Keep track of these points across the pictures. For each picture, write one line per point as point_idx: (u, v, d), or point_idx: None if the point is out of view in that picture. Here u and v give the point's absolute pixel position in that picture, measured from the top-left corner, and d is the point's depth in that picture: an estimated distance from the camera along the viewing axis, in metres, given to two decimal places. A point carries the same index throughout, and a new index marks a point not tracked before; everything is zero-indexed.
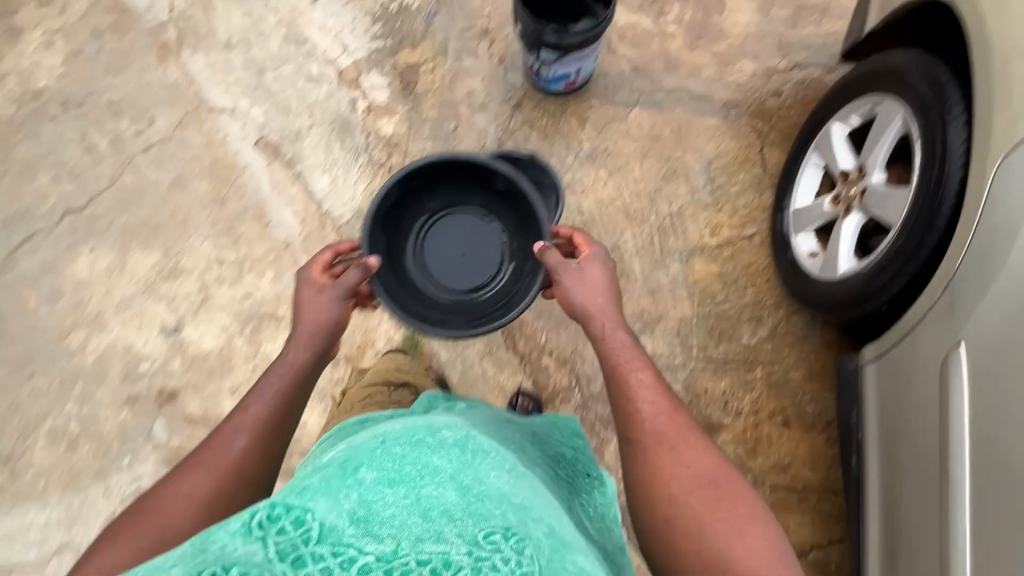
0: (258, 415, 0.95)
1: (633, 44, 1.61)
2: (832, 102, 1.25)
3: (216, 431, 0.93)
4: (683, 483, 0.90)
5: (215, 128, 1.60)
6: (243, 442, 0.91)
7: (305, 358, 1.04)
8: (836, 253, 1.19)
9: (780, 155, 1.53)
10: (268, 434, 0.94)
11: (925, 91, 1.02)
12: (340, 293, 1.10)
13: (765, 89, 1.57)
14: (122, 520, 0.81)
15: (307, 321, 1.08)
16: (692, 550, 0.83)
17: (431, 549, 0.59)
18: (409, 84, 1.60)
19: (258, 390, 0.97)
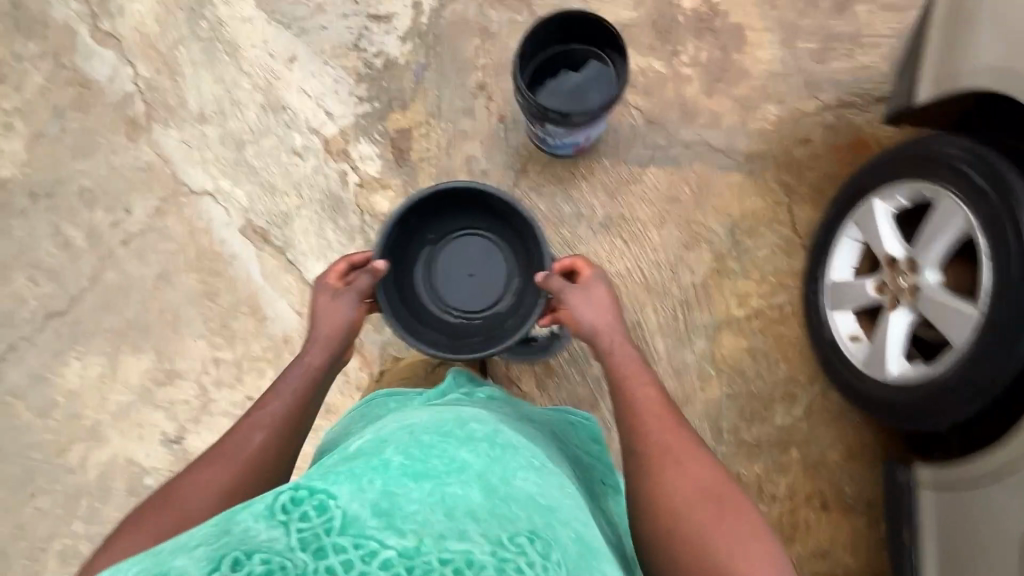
0: (277, 414, 0.98)
1: (645, 91, 1.46)
2: (876, 180, 1.12)
3: (237, 426, 0.96)
4: (692, 500, 0.90)
5: (197, 213, 1.48)
6: (262, 438, 0.93)
7: (321, 361, 1.08)
8: (884, 352, 1.09)
9: (811, 213, 1.40)
10: (285, 433, 0.96)
11: (993, 198, 0.91)
12: (355, 299, 1.12)
13: (792, 136, 1.44)
14: (145, 507, 0.84)
15: (323, 327, 1.11)
16: (695, 565, 0.83)
17: (454, 547, 0.56)
18: (402, 152, 1.47)
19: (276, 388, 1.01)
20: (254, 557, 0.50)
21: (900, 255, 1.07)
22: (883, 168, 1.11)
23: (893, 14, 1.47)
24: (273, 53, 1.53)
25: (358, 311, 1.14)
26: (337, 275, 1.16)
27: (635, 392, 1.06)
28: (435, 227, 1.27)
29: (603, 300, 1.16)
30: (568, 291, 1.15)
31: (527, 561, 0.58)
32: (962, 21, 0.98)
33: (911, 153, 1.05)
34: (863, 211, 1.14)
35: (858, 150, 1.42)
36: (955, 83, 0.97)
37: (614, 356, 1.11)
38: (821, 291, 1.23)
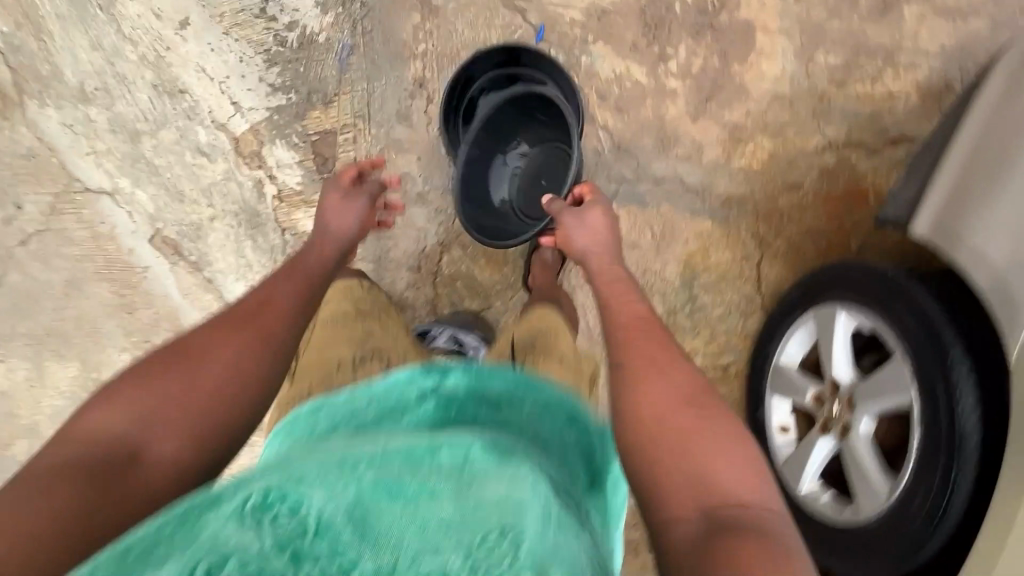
0: (299, 288, 0.77)
1: (617, 108, 1.21)
2: (833, 291, 1.04)
3: (249, 292, 0.74)
4: (681, 432, 0.65)
5: (99, 216, 1.31)
6: (279, 314, 0.72)
7: (326, 254, 0.87)
8: (800, 468, 1.06)
9: (781, 272, 1.26)
10: (303, 317, 0.74)
11: (927, 349, 0.88)
12: (368, 204, 0.94)
13: (782, 179, 1.22)
14: (147, 359, 0.65)
15: (331, 223, 0.90)
16: (673, 470, 0.62)
17: (426, 567, 0.45)
18: (327, 161, 1.26)
19: (286, 271, 0.79)
20: (230, 562, 0.42)
21: (844, 381, 1.00)
22: (851, 284, 1.01)
23: (944, 23, 1.16)
24: (157, 12, 1.21)
25: (370, 221, 0.95)
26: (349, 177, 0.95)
27: (645, 337, 0.77)
28: (505, 121, 1.20)
29: (599, 219, 0.97)
30: (566, 212, 0.98)
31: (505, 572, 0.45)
32: (983, 178, 0.85)
33: (869, 277, 0.98)
34: (823, 317, 1.05)
35: (852, 203, 1.22)
36: (952, 245, 0.86)
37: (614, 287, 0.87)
38: (764, 371, 1.21)
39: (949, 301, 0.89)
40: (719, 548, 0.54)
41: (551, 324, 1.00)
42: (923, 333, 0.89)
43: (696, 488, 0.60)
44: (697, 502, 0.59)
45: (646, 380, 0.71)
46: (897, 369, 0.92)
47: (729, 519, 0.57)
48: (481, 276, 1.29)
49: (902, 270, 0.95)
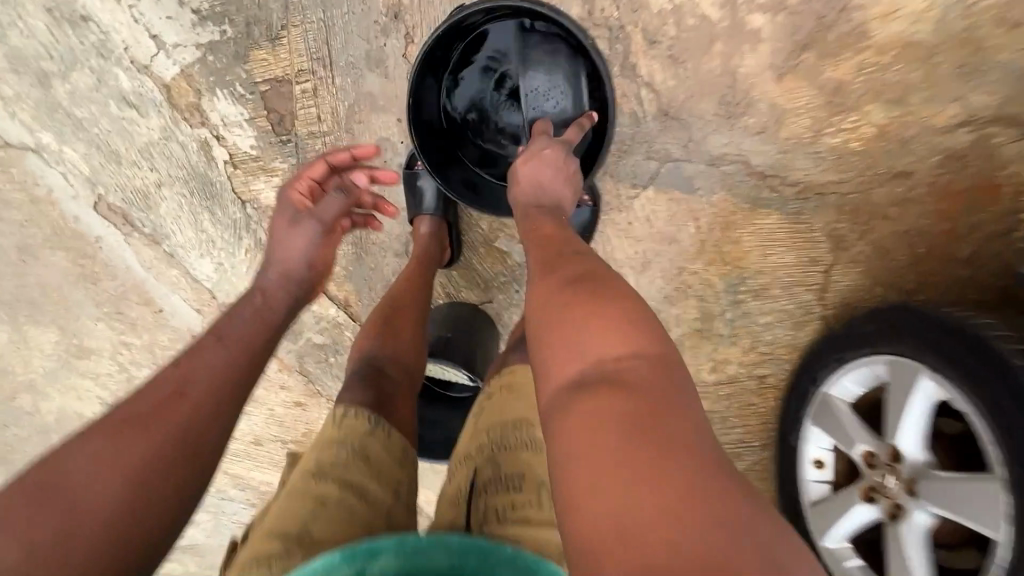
0: (225, 360, 0.65)
1: (669, 57, 0.87)
2: (917, 343, 0.83)
3: (162, 369, 0.62)
4: (563, 310, 0.55)
5: (30, 174, 1.10)
6: (200, 396, 0.60)
7: (277, 304, 0.77)
8: (828, 520, 0.95)
9: (857, 280, 0.99)
10: (233, 394, 0.63)
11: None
12: (316, 231, 0.83)
13: (887, 163, 0.90)
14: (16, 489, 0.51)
15: (277, 259, 0.81)
16: (560, 358, 0.53)
17: None
18: (284, 118, 0.98)
19: (209, 337, 0.67)
20: None
21: (911, 460, 0.82)
22: (927, 341, 0.82)
23: None
24: None
25: (321, 253, 0.84)
26: (304, 185, 0.84)
27: (539, 259, 0.68)
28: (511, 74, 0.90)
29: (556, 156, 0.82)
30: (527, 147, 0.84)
31: None
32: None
33: (968, 343, 0.77)
34: (898, 373, 0.85)
35: (980, 201, 0.90)
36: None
37: (543, 222, 0.75)
38: (809, 397, 1.02)
39: None
40: (581, 422, 0.46)
41: (523, 405, 0.65)
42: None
43: (575, 359, 0.51)
44: (576, 371, 0.50)
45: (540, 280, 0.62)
46: (979, 483, 0.75)
47: (603, 385, 0.48)
48: (481, 265, 1.08)
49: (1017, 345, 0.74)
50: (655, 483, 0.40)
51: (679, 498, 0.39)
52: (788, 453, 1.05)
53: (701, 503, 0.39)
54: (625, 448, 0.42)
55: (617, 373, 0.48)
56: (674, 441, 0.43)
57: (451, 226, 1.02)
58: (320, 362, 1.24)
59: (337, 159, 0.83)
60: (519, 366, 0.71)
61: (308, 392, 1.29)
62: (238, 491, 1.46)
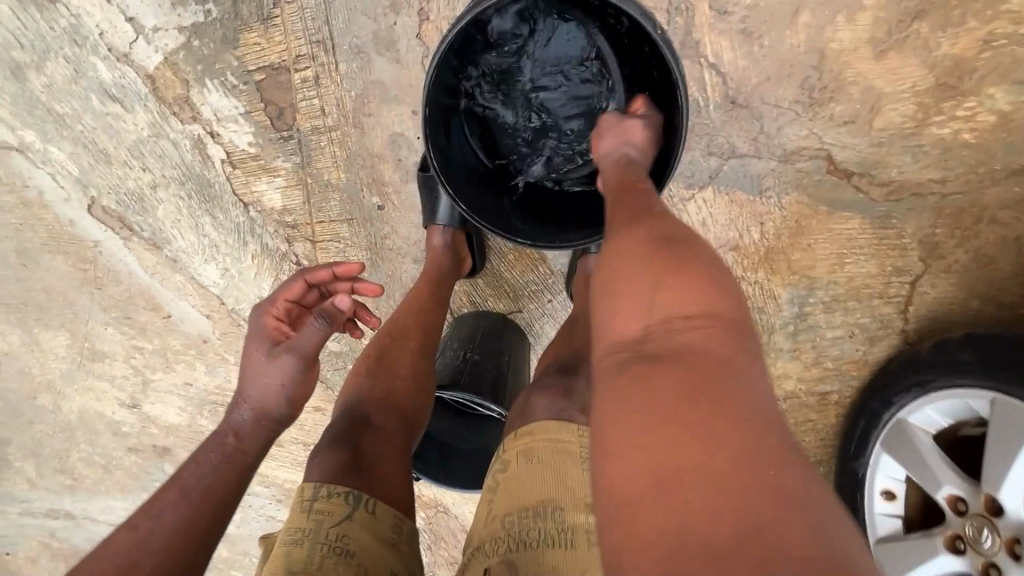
0: (192, 505, 0.57)
1: (741, 32, 0.72)
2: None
3: (116, 534, 0.55)
4: (633, 257, 0.46)
5: (17, 175, 1.01)
6: (153, 564, 0.52)
7: (254, 441, 0.65)
8: (901, 565, 0.84)
9: (949, 291, 0.84)
10: (192, 557, 0.55)
11: None
12: (298, 367, 0.67)
13: (1006, 156, 0.74)
14: None
15: (251, 395, 0.66)
16: (621, 313, 0.44)
17: None
18: (282, 110, 0.85)
19: (181, 474, 0.60)
20: None
21: (1015, 518, 0.71)
22: None
23: None
24: None
25: (307, 387, 0.70)
26: (279, 311, 0.71)
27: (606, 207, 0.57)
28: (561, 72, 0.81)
29: (641, 123, 0.68)
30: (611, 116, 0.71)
31: None
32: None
33: None
34: (1005, 415, 0.73)
35: None
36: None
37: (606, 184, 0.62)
38: (880, 420, 0.90)
39: None
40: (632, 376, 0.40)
41: (549, 482, 0.48)
42: None
43: (639, 310, 0.43)
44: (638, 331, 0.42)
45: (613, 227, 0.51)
46: None
47: (661, 344, 0.40)
48: (509, 272, 0.96)
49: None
50: (710, 456, 0.33)
51: (732, 480, 0.32)
52: (854, 484, 0.93)
53: (760, 482, 0.32)
54: (682, 415, 0.36)
55: (686, 336, 0.40)
56: (742, 419, 0.35)
57: (470, 237, 0.90)
58: (338, 369, 1.17)
59: (319, 276, 0.72)
60: (539, 421, 0.53)
61: (327, 398, 1.22)
62: (263, 488, 1.39)
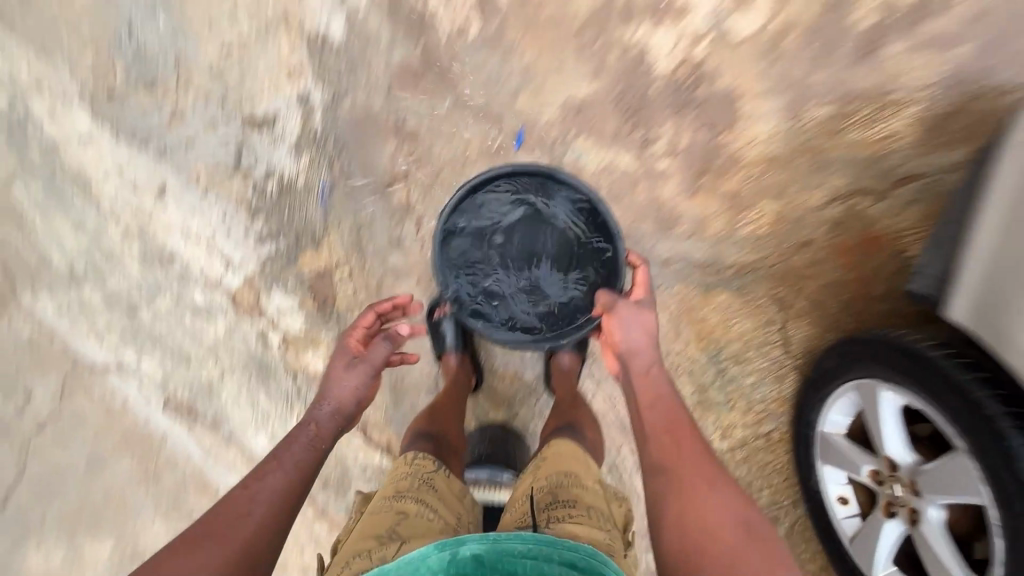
0: (288, 477, 0.78)
1: (610, 199, 1.19)
2: (851, 359, 1.03)
3: (233, 491, 0.75)
4: (716, 533, 0.71)
5: (109, 392, 1.29)
6: (258, 522, 0.72)
7: (328, 433, 0.88)
8: (869, 545, 1.02)
9: (808, 330, 1.20)
10: (285, 515, 0.75)
11: (998, 460, 0.78)
12: (368, 374, 0.95)
13: (792, 237, 1.19)
14: None
15: (332, 395, 0.92)
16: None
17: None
18: (326, 300, 1.23)
19: (277, 456, 0.81)
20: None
21: (902, 464, 0.94)
22: (861, 360, 1.00)
23: (932, 54, 1.12)
24: (134, 184, 1.19)
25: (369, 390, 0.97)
26: (360, 335, 0.99)
27: (669, 463, 0.80)
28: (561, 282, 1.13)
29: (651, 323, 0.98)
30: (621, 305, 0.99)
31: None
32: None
33: (886, 349, 0.95)
34: (864, 393, 1.00)
35: (869, 250, 1.17)
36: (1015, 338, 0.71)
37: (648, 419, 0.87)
38: (811, 438, 1.15)
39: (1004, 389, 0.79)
40: None
41: (572, 460, 0.80)
42: (967, 415, 0.82)
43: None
44: None
45: (686, 494, 0.76)
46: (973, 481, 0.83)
47: None
48: (502, 386, 1.26)
49: (1015, 421, 0.77)
50: None
51: None
52: (815, 497, 1.15)
53: None
54: None
55: None
56: None
57: (473, 358, 1.22)
58: None
59: (383, 307, 1.01)
60: (563, 437, 0.87)
61: None
62: None
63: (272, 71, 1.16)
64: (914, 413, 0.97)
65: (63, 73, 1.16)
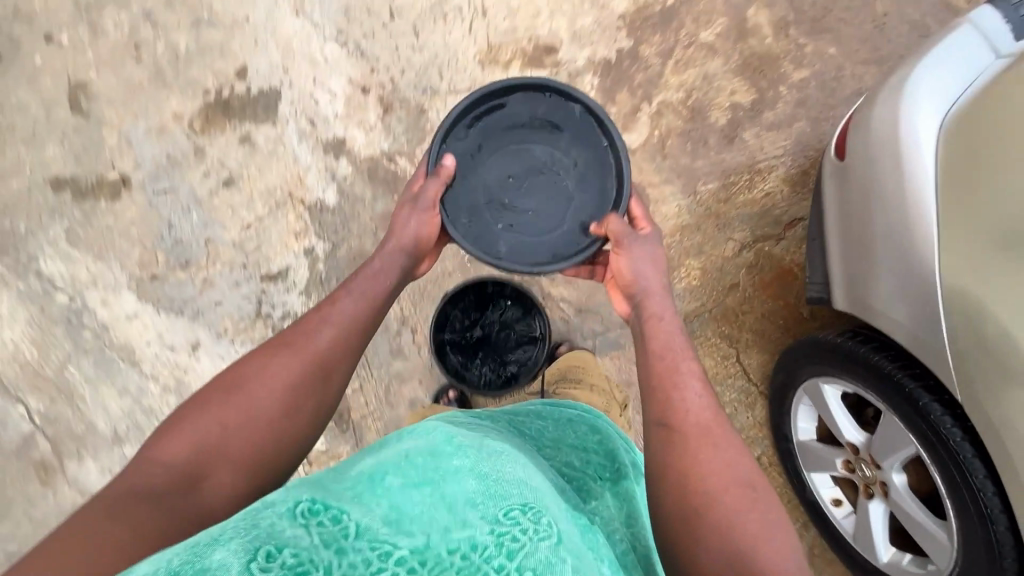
0: (353, 311, 0.96)
1: (569, 282, 1.45)
2: (790, 368, 1.20)
3: (309, 316, 0.94)
4: (718, 490, 0.79)
5: None
6: (328, 341, 0.91)
7: (389, 272, 1.05)
8: (869, 534, 1.12)
9: (759, 357, 1.41)
10: (350, 340, 0.93)
11: (907, 410, 0.93)
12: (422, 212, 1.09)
13: (722, 283, 1.44)
14: (225, 376, 0.86)
15: (391, 239, 1.08)
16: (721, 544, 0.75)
17: (458, 537, 0.62)
18: (341, 414, 1.40)
19: (344, 293, 0.98)
20: (285, 551, 0.55)
21: (861, 446, 1.08)
22: (796, 367, 1.18)
23: (778, 133, 1.49)
24: (172, 346, 1.43)
25: (426, 229, 1.10)
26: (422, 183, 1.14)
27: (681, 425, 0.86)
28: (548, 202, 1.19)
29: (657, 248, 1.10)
30: (631, 238, 1.08)
31: (521, 529, 0.63)
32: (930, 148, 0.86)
33: (806, 348, 1.14)
34: (811, 393, 1.16)
35: (785, 281, 1.43)
36: (873, 310, 0.95)
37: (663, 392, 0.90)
38: (792, 452, 1.26)
39: (894, 352, 0.96)
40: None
41: (564, 366, 1.34)
42: (874, 381, 0.98)
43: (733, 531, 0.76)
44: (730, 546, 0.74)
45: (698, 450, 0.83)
46: (902, 439, 0.98)
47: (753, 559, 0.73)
48: None
49: (908, 373, 0.93)
50: None
51: None
52: (814, 506, 1.24)
53: None
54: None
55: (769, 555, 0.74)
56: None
57: None
58: None
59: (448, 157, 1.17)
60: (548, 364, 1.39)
61: None
62: None
63: (282, 237, 1.46)
64: (855, 400, 1.13)
65: (113, 269, 1.44)
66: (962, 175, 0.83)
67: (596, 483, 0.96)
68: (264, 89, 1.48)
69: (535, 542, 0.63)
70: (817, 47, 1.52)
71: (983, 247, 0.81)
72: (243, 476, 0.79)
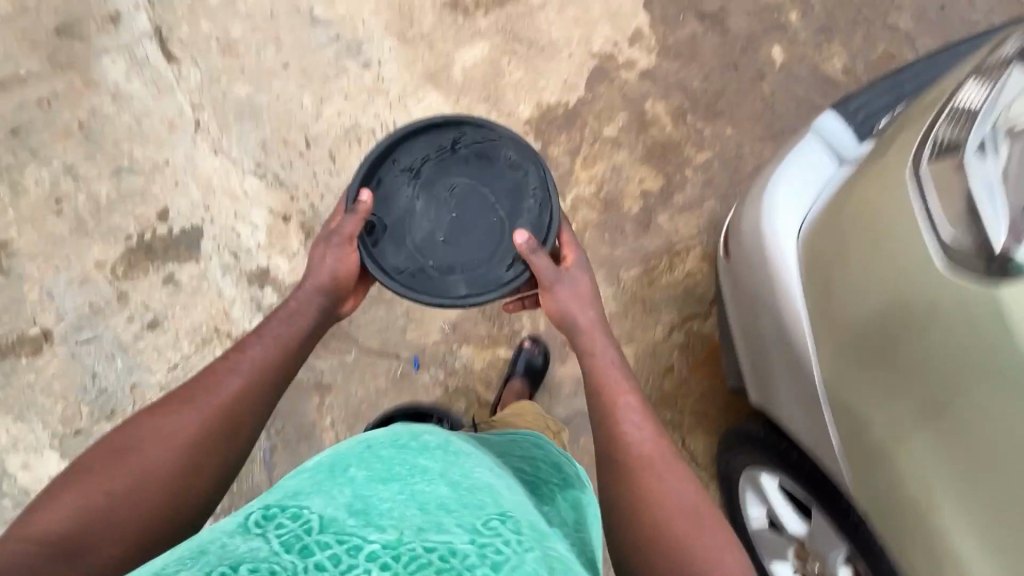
0: (265, 357, 0.93)
1: None
2: (729, 459, 1.19)
3: (214, 362, 0.91)
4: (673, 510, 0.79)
5: None
6: (239, 385, 0.88)
7: (306, 313, 1.01)
8: None
9: (704, 439, 1.41)
10: (264, 384, 0.91)
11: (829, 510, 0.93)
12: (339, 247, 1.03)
13: (656, 368, 1.45)
14: (115, 436, 0.80)
15: (311, 278, 1.03)
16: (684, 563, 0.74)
17: (434, 538, 0.55)
18: None
19: (255, 340, 0.95)
20: (239, 566, 0.49)
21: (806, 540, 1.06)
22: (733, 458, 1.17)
23: (689, 214, 1.55)
24: None
25: (344, 265, 1.04)
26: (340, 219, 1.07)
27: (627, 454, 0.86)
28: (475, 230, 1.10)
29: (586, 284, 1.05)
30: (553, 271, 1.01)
31: (502, 538, 0.58)
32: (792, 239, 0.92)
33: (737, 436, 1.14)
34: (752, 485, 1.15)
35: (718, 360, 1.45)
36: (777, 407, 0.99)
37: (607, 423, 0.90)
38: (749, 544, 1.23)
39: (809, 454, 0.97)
40: None
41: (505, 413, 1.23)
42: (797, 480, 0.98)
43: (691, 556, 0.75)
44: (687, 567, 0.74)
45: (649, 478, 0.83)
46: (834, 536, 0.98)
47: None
48: None
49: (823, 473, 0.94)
50: None
51: None
52: None
53: None
54: None
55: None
56: None
57: None
58: None
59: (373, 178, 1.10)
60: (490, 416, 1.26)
61: None
62: None
63: None
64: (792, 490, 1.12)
65: (35, 429, 1.40)
66: (818, 280, 0.87)
67: (554, 492, 0.91)
68: (185, 228, 1.51)
69: (518, 552, 0.57)
70: (715, 130, 1.61)
71: (842, 356, 0.83)
72: (142, 542, 0.71)
